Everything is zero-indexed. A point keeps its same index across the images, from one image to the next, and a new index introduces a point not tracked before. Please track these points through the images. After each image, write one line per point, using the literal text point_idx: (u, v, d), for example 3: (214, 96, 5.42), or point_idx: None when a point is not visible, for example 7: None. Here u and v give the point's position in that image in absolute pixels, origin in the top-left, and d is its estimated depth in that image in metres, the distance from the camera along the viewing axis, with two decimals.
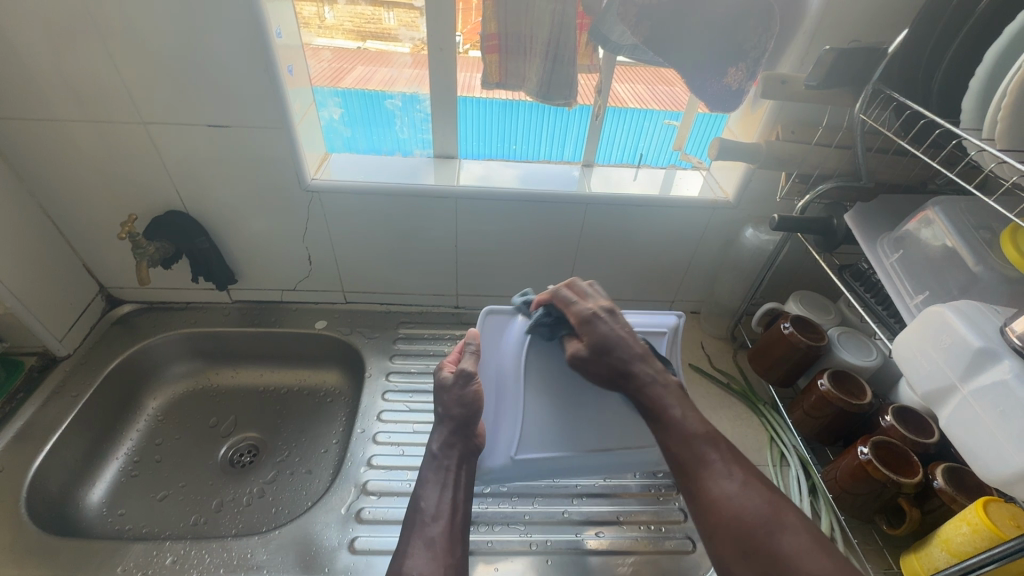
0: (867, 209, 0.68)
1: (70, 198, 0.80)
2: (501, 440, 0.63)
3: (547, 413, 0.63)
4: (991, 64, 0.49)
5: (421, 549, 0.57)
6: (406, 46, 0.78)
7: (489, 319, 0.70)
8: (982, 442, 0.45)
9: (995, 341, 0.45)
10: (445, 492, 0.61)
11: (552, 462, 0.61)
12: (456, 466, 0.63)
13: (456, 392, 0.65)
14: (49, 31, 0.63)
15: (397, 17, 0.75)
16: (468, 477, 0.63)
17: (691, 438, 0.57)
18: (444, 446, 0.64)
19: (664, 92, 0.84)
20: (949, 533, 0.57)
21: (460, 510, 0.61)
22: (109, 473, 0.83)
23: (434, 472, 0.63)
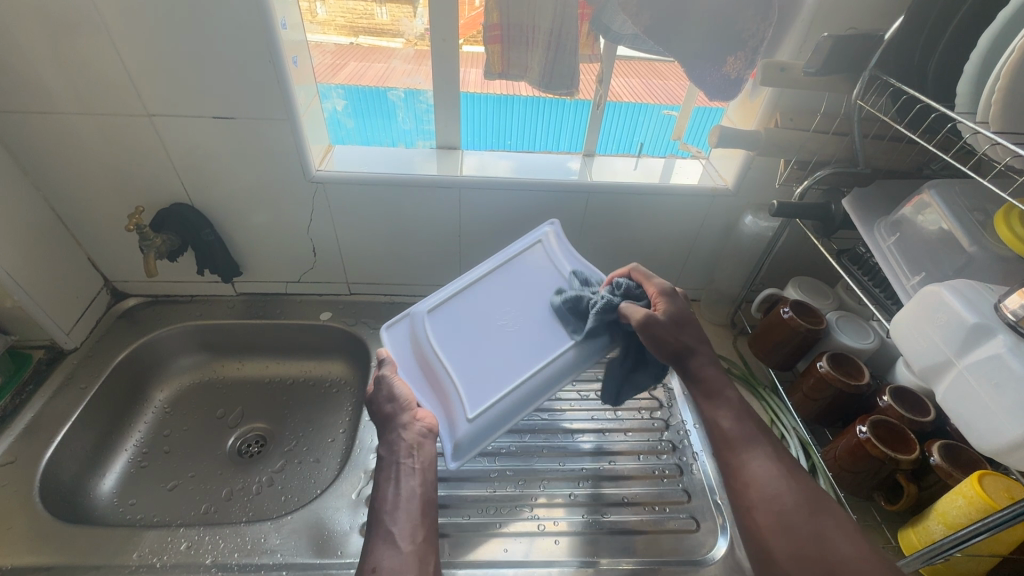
0: (865, 194, 0.70)
1: (75, 190, 0.80)
2: (451, 414, 0.65)
3: (476, 366, 0.68)
4: (985, 50, 0.50)
5: (383, 545, 0.52)
6: (400, 41, 0.82)
7: (389, 329, 0.74)
8: (978, 416, 0.46)
9: (990, 318, 0.46)
10: (402, 483, 0.58)
11: (503, 401, 0.65)
12: (406, 455, 0.59)
13: (382, 392, 0.65)
14: (54, 23, 0.63)
15: (390, 11, 0.79)
16: (423, 463, 0.60)
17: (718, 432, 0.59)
18: (387, 445, 0.61)
19: (658, 87, 0.88)
20: (945, 506, 0.59)
21: (418, 498, 0.57)
22: (119, 464, 0.83)
23: (385, 469, 0.59)
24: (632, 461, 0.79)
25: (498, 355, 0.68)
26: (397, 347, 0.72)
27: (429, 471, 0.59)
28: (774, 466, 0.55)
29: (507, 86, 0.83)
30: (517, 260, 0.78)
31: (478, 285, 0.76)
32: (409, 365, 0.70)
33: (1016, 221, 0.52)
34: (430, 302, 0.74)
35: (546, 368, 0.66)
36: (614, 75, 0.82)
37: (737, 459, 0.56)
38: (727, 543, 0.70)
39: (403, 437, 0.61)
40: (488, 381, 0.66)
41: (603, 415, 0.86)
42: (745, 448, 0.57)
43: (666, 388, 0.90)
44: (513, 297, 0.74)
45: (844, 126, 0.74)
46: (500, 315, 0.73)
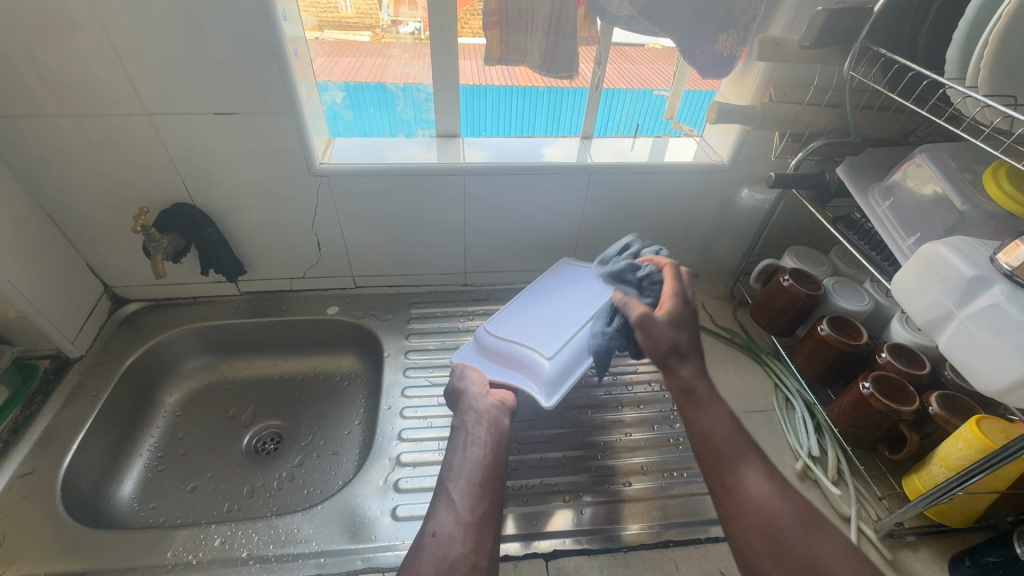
0: (857, 161, 0.73)
1: (72, 195, 0.79)
2: (532, 368, 0.76)
3: (536, 332, 0.80)
4: (972, 18, 0.53)
5: (445, 510, 0.61)
6: (366, 35, 0.80)
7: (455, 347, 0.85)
8: (981, 360, 0.50)
9: (987, 270, 0.50)
10: (467, 453, 0.67)
11: (571, 342, 0.77)
12: (475, 428, 0.69)
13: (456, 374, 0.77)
14: (48, 21, 0.61)
15: (355, 4, 0.78)
16: (487, 437, 0.68)
17: (729, 438, 0.61)
18: (461, 414, 0.72)
19: (628, 71, 0.87)
20: (946, 451, 0.62)
21: (480, 469, 0.65)
22: (136, 469, 0.83)
23: (456, 438, 0.69)
24: (645, 432, 0.82)
25: (555, 322, 0.81)
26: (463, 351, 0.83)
27: (494, 445, 0.68)
28: (769, 485, 0.57)
29: (475, 72, 0.84)
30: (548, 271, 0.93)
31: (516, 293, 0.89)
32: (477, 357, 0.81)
33: (1004, 178, 0.56)
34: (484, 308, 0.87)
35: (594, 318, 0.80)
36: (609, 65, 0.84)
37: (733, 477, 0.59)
38: None
39: (473, 411, 0.72)
40: (550, 338, 0.78)
41: (615, 390, 0.88)
42: (740, 468, 0.59)
43: None
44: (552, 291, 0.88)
45: (835, 98, 0.77)
46: (544, 300, 0.86)
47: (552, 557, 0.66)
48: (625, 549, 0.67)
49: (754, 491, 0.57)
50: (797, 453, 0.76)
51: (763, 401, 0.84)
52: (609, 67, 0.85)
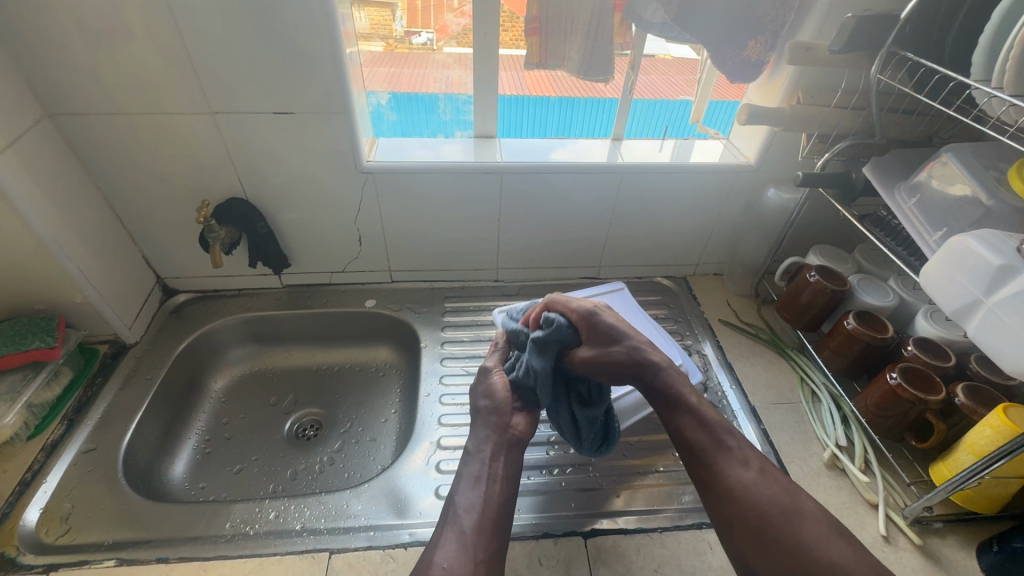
0: (883, 161, 0.76)
1: (136, 189, 0.84)
2: None
3: None
4: (997, 23, 0.56)
5: (453, 540, 0.58)
6: (377, 45, 0.85)
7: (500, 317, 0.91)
8: (1009, 343, 0.52)
9: (1013, 258, 0.53)
10: (479, 486, 0.64)
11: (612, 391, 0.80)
12: (495, 460, 0.67)
13: (482, 385, 0.76)
14: (130, 26, 0.67)
15: (370, 16, 0.81)
16: (506, 471, 0.66)
17: (706, 429, 0.63)
18: (478, 442, 0.69)
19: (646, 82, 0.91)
20: (973, 437, 0.65)
21: (492, 505, 0.62)
22: (186, 450, 0.87)
23: (471, 465, 0.67)
24: None
25: None
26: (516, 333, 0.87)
27: (508, 481, 0.66)
28: (749, 474, 0.60)
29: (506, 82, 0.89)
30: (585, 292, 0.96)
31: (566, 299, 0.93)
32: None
33: None
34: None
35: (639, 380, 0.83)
36: (641, 74, 0.89)
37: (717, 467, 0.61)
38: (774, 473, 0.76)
39: (491, 437, 0.69)
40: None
41: None
42: (721, 458, 0.62)
43: (701, 354, 0.94)
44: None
45: (861, 101, 0.80)
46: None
47: (589, 535, 0.68)
48: (660, 530, 0.69)
49: (740, 478, 0.60)
50: (824, 443, 0.79)
51: (789, 394, 0.87)
52: (640, 76, 0.89)
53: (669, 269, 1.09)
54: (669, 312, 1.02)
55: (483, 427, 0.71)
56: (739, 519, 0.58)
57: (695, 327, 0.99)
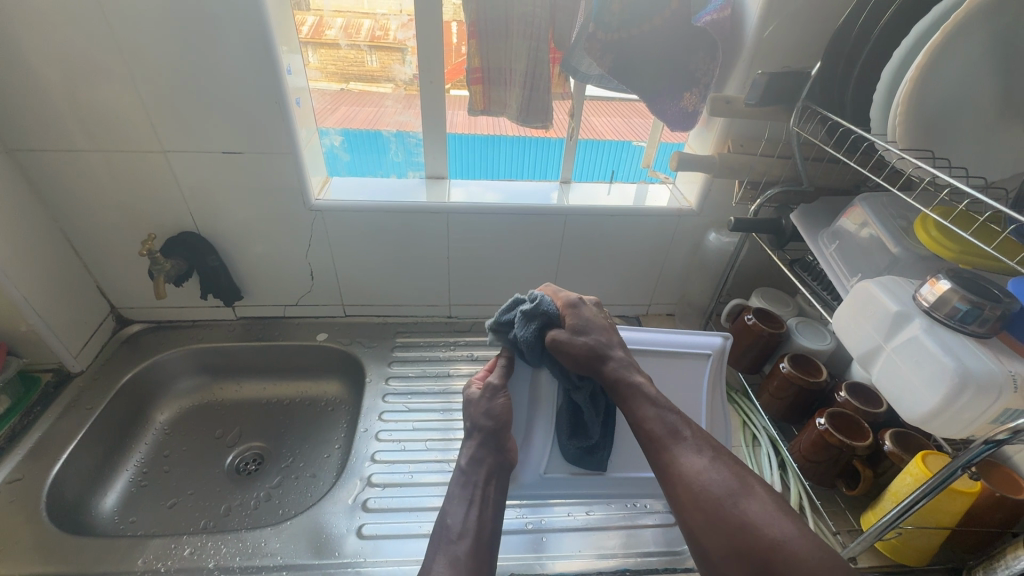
0: (809, 209, 0.79)
1: (90, 221, 0.86)
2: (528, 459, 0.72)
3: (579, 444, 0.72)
4: (887, 84, 0.59)
5: (444, 564, 0.58)
6: (387, 87, 0.88)
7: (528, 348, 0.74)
8: (904, 389, 0.53)
9: (909, 306, 0.54)
10: (472, 510, 0.63)
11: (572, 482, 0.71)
12: (487, 482, 0.66)
13: (483, 403, 0.69)
14: (85, 70, 0.71)
15: (380, 59, 0.85)
16: (495, 496, 0.65)
17: (662, 420, 0.59)
18: (472, 462, 0.67)
19: (641, 125, 0.97)
20: (897, 486, 0.64)
21: (488, 526, 0.62)
22: (120, 483, 0.86)
23: (465, 489, 0.66)
24: None
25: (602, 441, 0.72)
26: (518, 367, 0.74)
27: (498, 506, 0.65)
28: (704, 463, 0.54)
29: (467, 122, 0.94)
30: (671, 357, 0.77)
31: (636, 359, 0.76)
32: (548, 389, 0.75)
33: (932, 225, 0.59)
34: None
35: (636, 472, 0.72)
36: (592, 116, 0.94)
37: (668, 457, 0.56)
38: None
39: (486, 460, 0.67)
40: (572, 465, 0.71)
41: None
42: (674, 446, 0.57)
43: None
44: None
45: (787, 151, 0.84)
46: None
47: None
48: None
49: (690, 465, 0.55)
50: None
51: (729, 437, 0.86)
52: (595, 119, 0.95)
53: (621, 308, 1.10)
54: None
55: (479, 448, 0.67)
56: (690, 502, 0.53)
57: None
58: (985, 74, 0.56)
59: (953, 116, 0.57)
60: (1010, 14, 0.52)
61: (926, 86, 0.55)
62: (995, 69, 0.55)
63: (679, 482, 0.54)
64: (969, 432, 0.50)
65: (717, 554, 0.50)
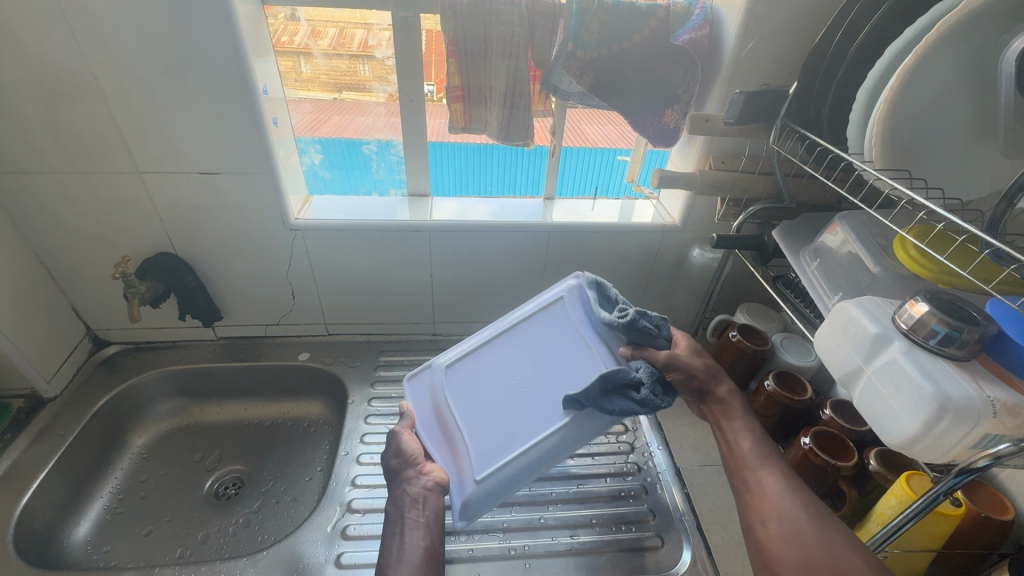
0: (791, 226, 0.78)
1: (63, 243, 0.85)
2: (462, 472, 0.65)
3: (497, 428, 0.67)
4: (862, 103, 0.59)
5: None
6: (380, 96, 0.87)
7: (411, 383, 0.75)
8: (884, 413, 0.52)
9: (888, 328, 0.54)
10: (413, 535, 0.58)
11: (510, 466, 0.64)
12: (411, 508, 0.61)
13: (393, 445, 0.68)
14: (55, 91, 0.70)
15: (372, 68, 0.84)
16: (428, 516, 0.60)
17: (758, 447, 0.59)
18: (395, 497, 0.62)
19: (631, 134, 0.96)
20: (881, 506, 0.63)
21: (421, 551, 0.57)
22: (94, 511, 0.84)
23: (391, 523, 0.60)
24: (599, 485, 0.82)
25: (515, 414, 0.68)
26: (417, 402, 0.73)
27: (435, 524, 0.60)
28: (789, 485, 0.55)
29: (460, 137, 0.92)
30: (532, 320, 0.75)
31: (497, 338, 0.75)
32: (450, 392, 0.71)
33: (910, 245, 0.58)
34: (448, 358, 0.74)
35: (568, 430, 0.65)
36: (581, 123, 0.93)
37: (753, 479, 0.56)
38: (690, 553, 0.73)
39: (408, 490, 0.62)
40: (499, 445, 0.65)
41: None
42: (758, 469, 0.57)
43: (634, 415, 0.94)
44: (537, 359, 0.72)
45: (767, 167, 0.84)
46: (516, 373, 0.71)
47: None
48: None
49: (770, 487, 0.55)
50: None
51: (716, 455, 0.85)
52: (587, 126, 0.94)
53: None
54: None
55: (399, 483, 0.64)
56: (770, 520, 0.53)
57: None
58: (958, 96, 0.56)
59: (927, 136, 0.58)
60: (980, 37, 0.52)
61: (899, 107, 0.55)
62: (968, 91, 0.55)
63: (761, 500, 0.54)
64: (950, 457, 0.49)
65: (784, 562, 0.50)
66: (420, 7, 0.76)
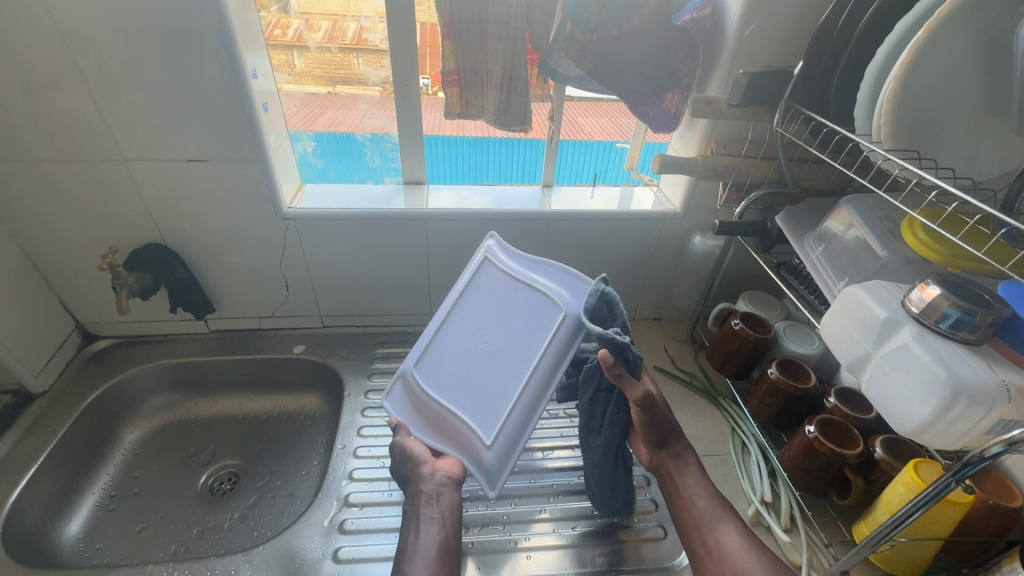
0: (795, 211, 0.77)
1: (48, 235, 0.82)
2: (473, 450, 0.64)
3: (483, 396, 0.65)
4: (871, 83, 0.58)
5: None
6: (375, 88, 0.85)
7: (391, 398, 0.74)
8: (895, 399, 0.51)
9: (897, 311, 0.52)
10: (432, 531, 0.62)
11: (510, 415, 0.61)
12: (426, 505, 0.63)
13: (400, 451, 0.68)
14: (35, 75, 0.67)
15: (366, 61, 0.82)
16: (442, 513, 0.63)
17: (712, 502, 0.63)
18: (412, 495, 0.65)
19: (628, 126, 0.95)
20: (888, 495, 0.62)
21: (437, 546, 0.60)
22: (86, 508, 0.82)
23: (409, 519, 0.64)
24: None
25: (491, 378, 0.65)
26: (401, 410, 0.72)
27: (451, 521, 0.64)
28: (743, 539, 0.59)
29: (455, 127, 0.90)
30: (472, 290, 0.73)
31: (451, 322, 0.73)
32: (428, 389, 0.69)
33: (919, 228, 0.57)
34: (414, 357, 0.73)
35: (545, 363, 0.61)
36: (580, 115, 0.92)
37: (711, 537, 0.61)
38: None
39: (424, 488, 0.64)
40: (488, 404, 0.64)
41: (571, 431, 0.89)
42: (716, 525, 0.61)
43: None
44: (486, 314, 0.70)
45: (770, 152, 0.82)
46: (477, 337, 0.69)
47: None
48: None
49: (727, 543, 0.59)
50: (750, 499, 0.76)
51: (718, 445, 0.84)
52: (585, 118, 0.93)
53: None
54: None
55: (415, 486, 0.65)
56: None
57: None
58: (970, 74, 0.54)
59: (938, 115, 0.56)
60: (995, 10, 0.50)
61: (911, 85, 0.53)
62: (981, 68, 0.54)
63: (717, 559, 0.59)
64: (963, 443, 0.48)
65: None
66: None
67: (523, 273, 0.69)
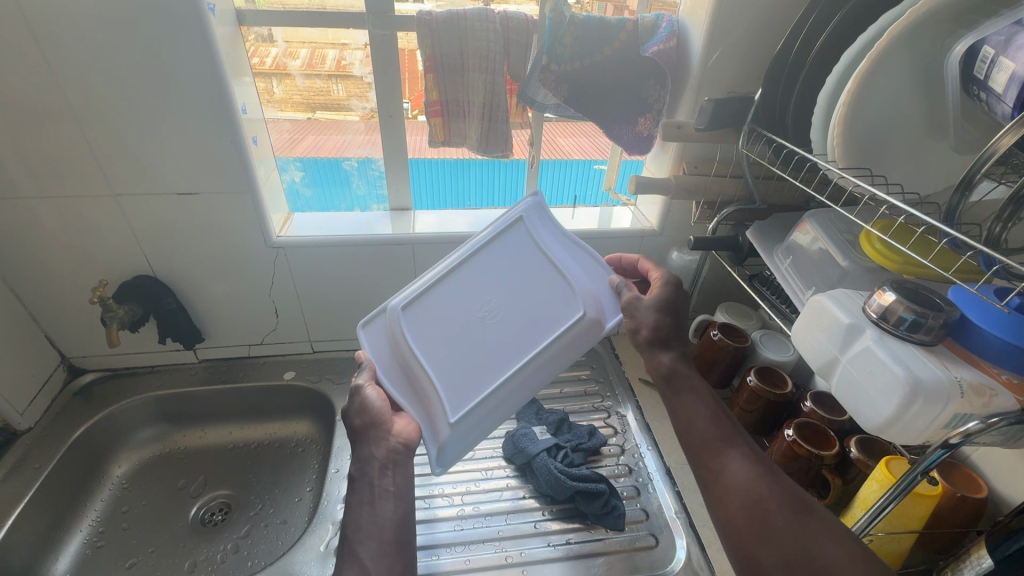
0: (764, 225, 0.82)
1: (35, 270, 0.83)
2: (434, 419, 0.64)
3: (466, 365, 0.65)
4: (823, 107, 0.63)
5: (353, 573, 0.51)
6: (357, 114, 0.88)
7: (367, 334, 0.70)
8: (862, 399, 0.54)
9: (859, 317, 0.56)
10: (387, 503, 0.57)
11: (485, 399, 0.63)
12: (381, 475, 0.58)
13: (355, 405, 0.63)
14: (27, 115, 0.69)
15: (346, 88, 0.85)
16: (398, 484, 0.59)
17: (717, 421, 0.60)
18: (364, 458, 0.59)
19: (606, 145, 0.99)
20: (864, 492, 0.65)
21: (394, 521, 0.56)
22: (73, 545, 0.81)
23: (359, 490, 0.58)
24: None
25: (484, 350, 0.66)
26: (375, 348, 0.68)
27: (405, 494, 0.58)
28: (753, 469, 0.55)
29: (438, 152, 0.94)
30: (494, 246, 0.71)
31: (457, 270, 0.70)
32: (412, 335, 0.66)
33: (875, 238, 0.62)
34: (406, 297, 0.69)
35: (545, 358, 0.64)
36: (558, 137, 0.96)
37: (716, 464, 0.57)
38: (684, 551, 0.74)
39: (376, 454, 0.59)
40: (466, 380, 0.64)
41: None
42: (726, 450, 0.57)
43: (621, 417, 0.95)
44: (500, 278, 0.70)
45: (737, 171, 0.87)
46: (481, 296, 0.69)
47: None
48: None
49: (736, 472, 0.55)
50: None
51: None
52: (562, 139, 0.97)
53: None
54: (592, 372, 1.05)
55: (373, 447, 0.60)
56: (735, 508, 0.53)
57: (617, 388, 1.01)
58: (910, 98, 0.59)
59: (885, 136, 0.61)
60: (927, 43, 0.56)
61: (857, 110, 0.58)
62: (919, 94, 0.59)
63: (722, 490, 0.55)
64: (925, 437, 0.51)
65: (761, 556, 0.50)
66: (396, 24, 0.78)
67: (555, 254, 0.70)
